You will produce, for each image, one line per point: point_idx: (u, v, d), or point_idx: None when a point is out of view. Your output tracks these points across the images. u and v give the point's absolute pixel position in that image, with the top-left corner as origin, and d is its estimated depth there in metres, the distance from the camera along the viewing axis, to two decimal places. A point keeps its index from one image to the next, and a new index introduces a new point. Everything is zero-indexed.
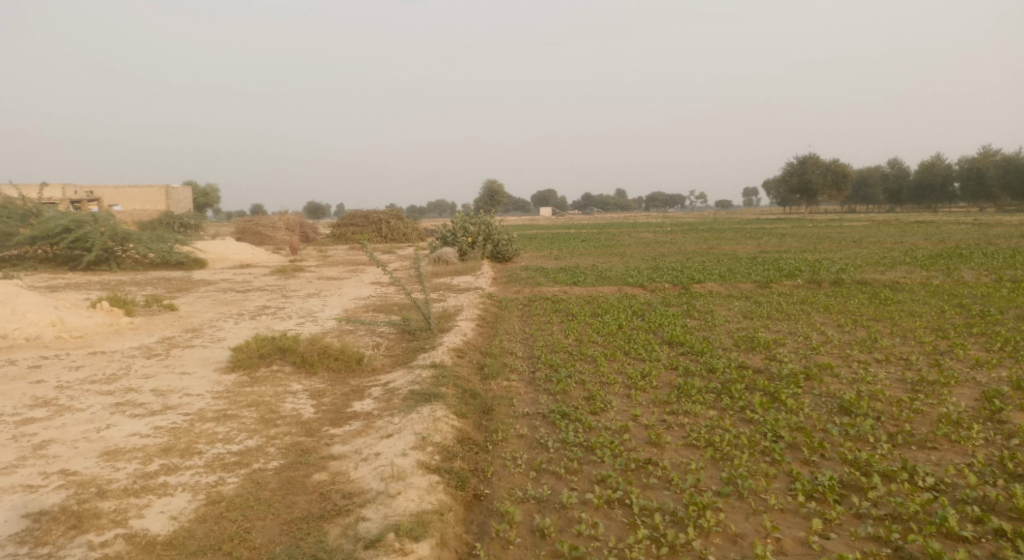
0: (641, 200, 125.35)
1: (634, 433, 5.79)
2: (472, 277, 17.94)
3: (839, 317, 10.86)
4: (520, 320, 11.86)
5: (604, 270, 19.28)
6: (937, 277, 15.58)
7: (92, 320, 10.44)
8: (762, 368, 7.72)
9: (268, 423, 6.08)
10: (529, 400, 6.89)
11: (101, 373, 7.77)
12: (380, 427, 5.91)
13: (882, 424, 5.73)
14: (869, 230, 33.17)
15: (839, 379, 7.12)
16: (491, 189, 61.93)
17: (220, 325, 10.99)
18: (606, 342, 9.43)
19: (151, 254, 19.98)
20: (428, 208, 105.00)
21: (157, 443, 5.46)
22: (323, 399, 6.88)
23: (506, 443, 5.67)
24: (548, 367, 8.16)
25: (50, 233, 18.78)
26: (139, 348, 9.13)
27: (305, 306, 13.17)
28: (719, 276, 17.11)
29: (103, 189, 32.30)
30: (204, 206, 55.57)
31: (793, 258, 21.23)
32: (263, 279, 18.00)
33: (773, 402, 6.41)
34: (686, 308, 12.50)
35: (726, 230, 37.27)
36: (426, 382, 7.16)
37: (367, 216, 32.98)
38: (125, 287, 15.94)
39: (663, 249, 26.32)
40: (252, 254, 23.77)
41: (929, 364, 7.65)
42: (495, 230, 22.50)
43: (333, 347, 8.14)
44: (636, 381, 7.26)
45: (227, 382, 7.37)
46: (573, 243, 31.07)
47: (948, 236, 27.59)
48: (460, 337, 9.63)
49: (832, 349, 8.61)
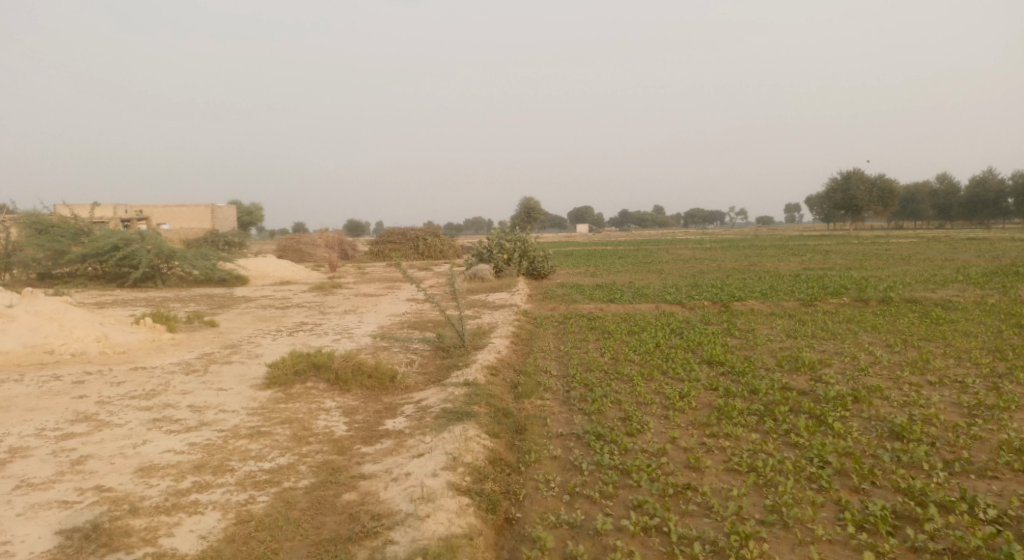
0: (679, 217, 124.04)
1: (672, 456, 5.58)
2: (508, 293, 17.88)
3: (888, 337, 10.42)
4: (555, 338, 11.73)
5: (642, 287, 19.01)
6: (993, 296, 14.89)
7: (135, 336, 10.69)
8: (807, 389, 7.41)
9: (301, 440, 6.07)
10: (563, 420, 6.73)
11: (141, 388, 7.92)
12: (412, 446, 5.83)
13: (937, 450, 5.39)
14: (918, 247, 32.11)
15: (889, 402, 6.77)
16: (527, 207, 62.00)
17: (258, 341, 11.13)
18: (642, 361, 9.21)
19: (196, 270, 20.47)
20: (465, 226, 105.93)
21: (190, 460, 5.49)
22: (355, 417, 6.85)
23: (539, 465, 5.52)
24: (583, 387, 7.99)
25: (100, 251, 19.45)
26: (179, 364, 9.29)
27: (341, 323, 13.27)
28: (760, 294, 16.69)
29: (153, 209, 33.46)
30: (248, 224, 57.09)
31: (838, 275, 20.61)
32: (302, 296, 18.27)
33: (818, 425, 6.11)
34: (726, 326, 12.18)
35: (767, 247, 36.49)
36: (459, 400, 7.06)
37: (405, 233, 33.32)
38: (169, 304, 16.36)
39: (702, 266, 25.88)
40: (292, 271, 24.21)
41: (987, 388, 7.22)
42: (531, 247, 22.44)
43: (366, 364, 8.13)
44: (674, 402, 7.03)
45: (262, 398, 7.41)
46: (610, 260, 30.81)
47: (1004, 254, 26.48)
48: (493, 354, 9.54)
49: (882, 370, 8.23)
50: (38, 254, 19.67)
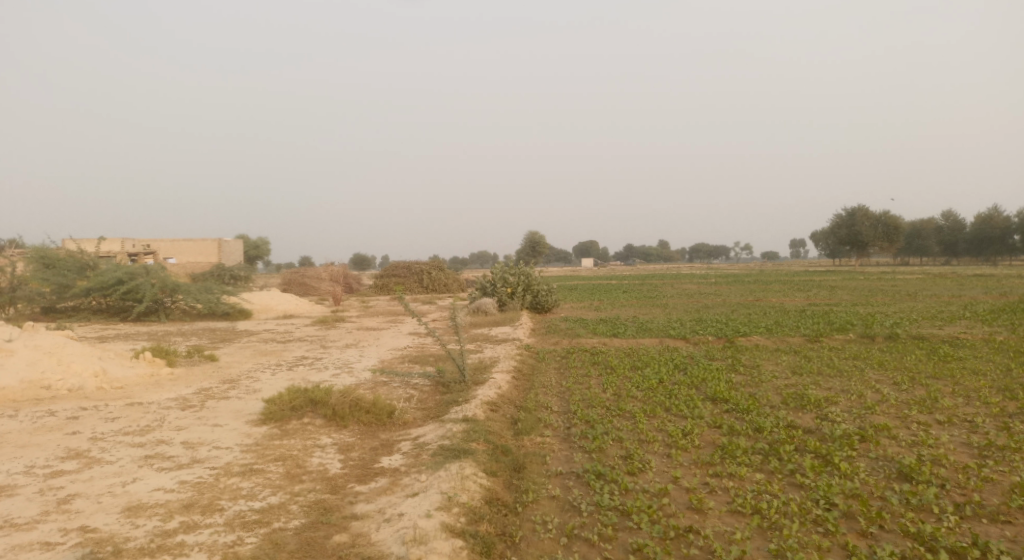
0: (684, 251, 124.22)
1: (674, 496, 5.42)
2: (511, 327, 17.76)
3: (896, 374, 10.24)
4: (558, 373, 11.59)
5: (646, 322, 18.87)
6: (1002, 333, 14.70)
7: (134, 371, 10.64)
8: (813, 428, 7.25)
9: (294, 478, 5.95)
10: (563, 458, 6.58)
11: (135, 424, 7.83)
12: (406, 485, 5.69)
13: (948, 492, 5.22)
14: (925, 283, 31.93)
15: (897, 442, 6.61)
16: (532, 241, 62.20)
17: (257, 375, 11.05)
18: (645, 397, 9.05)
19: (200, 304, 20.51)
20: (471, 260, 106.28)
21: (179, 499, 5.40)
22: (351, 454, 6.72)
23: (536, 505, 5.36)
24: (584, 424, 7.84)
25: (104, 285, 19.52)
26: (175, 399, 9.20)
27: (342, 357, 13.18)
28: (765, 329, 16.53)
29: (160, 243, 33.72)
30: (255, 258, 57.40)
31: (844, 311, 20.44)
32: (304, 330, 18.22)
33: (825, 465, 5.95)
34: (731, 362, 12.03)
35: (772, 282, 36.35)
36: (457, 437, 6.93)
37: (409, 267, 33.38)
38: (170, 338, 16.33)
39: (707, 301, 25.74)
40: (296, 304, 24.22)
41: (998, 428, 7.04)
42: (535, 281, 22.39)
43: (364, 400, 8.02)
44: (677, 440, 6.88)
45: (257, 435, 7.30)
46: (615, 294, 30.72)
47: (1012, 291, 26.28)
48: (494, 390, 9.41)
49: (889, 408, 8.05)
50: (42, 288, 19.75)
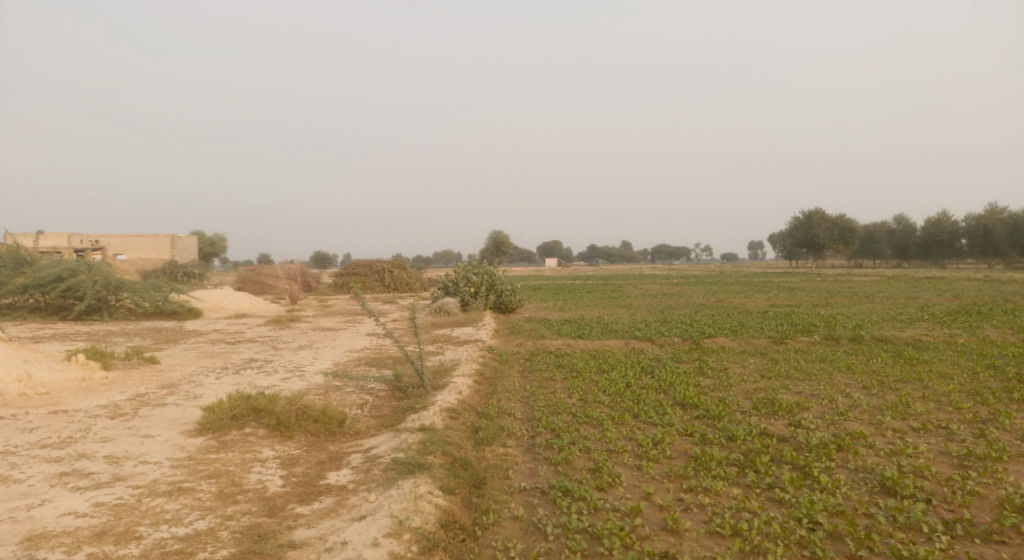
0: (646, 253, 125.70)
1: (647, 515, 5.00)
2: (473, 328, 17.18)
3: (864, 377, 10.06)
4: (522, 377, 11.12)
5: (611, 323, 18.55)
6: (961, 335, 14.77)
7: (63, 375, 9.77)
8: (788, 436, 6.92)
9: (227, 499, 5.33)
10: (527, 472, 6.10)
11: (56, 436, 7.06)
12: (354, 506, 5.13)
13: (935, 509, 4.93)
14: (880, 284, 32.73)
15: (875, 451, 6.33)
16: (497, 240, 61.80)
17: (200, 380, 10.26)
18: (613, 403, 8.62)
19: (145, 303, 19.37)
20: (434, 258, 105.38)
21: (91, 526, 4.73)
22: (295, 469, 6.12)
23: (498, 528, 4.88)
24: (550, 433, 7.37)
25: (42, 282, 18.32)
26: (106, 406, 8.42)
27: (294, 360, 12.42)
28: (730, 330, 16.36)
29: (108, 238, 32.26)
30: (211, 256, 55.70)
31: (807, 312, 20.50)
32: (256, 330, 17.32)
33: (804, 478, 5.61)
34: (699, 365, 11.71)
35: (732, 283, 36.64)
36: (412, 449, 6.38)
37: (370, 265, 32.54)
38: (111, 339, 15.31)
39: (671, 302, 25.64)
40: (249, 302, 23.21)
41: (973, 435, 6.83)
42: (498, 280, 21.87)
43: (313, 408, 7.41)
44: (647, 450, 6.47)
45: (191, 447, 6.63)
46: (579, 294, 30.44)
47: (963, 292, 26.93)
48: (454, 396, 8.87)
49: (862, 415, 7.80)
50: None
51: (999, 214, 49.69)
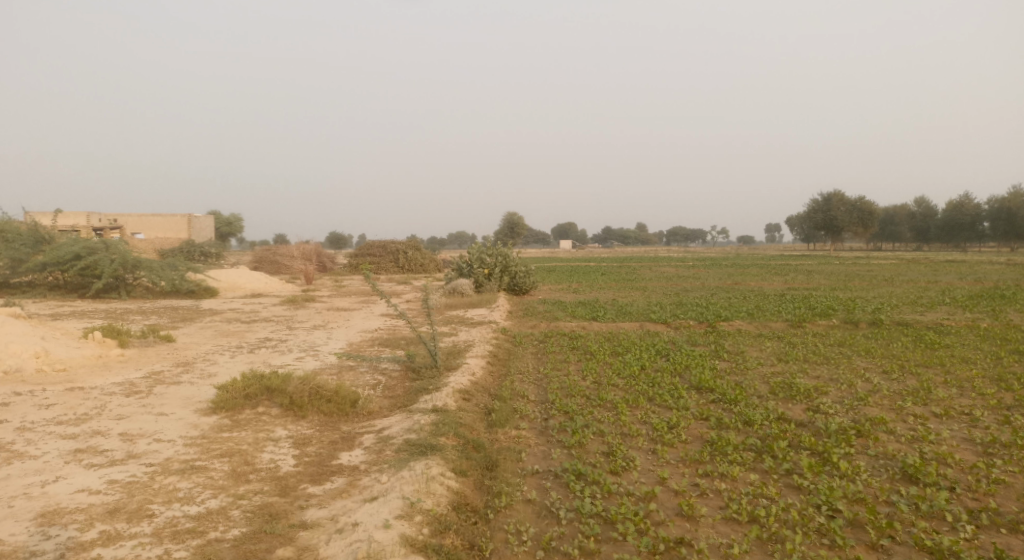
0: (661, 235, 124.74)
1: (662, 500, 4.92)
2: (487, 310, 17.12)
3: (884, 362, 9.88)
4: (535, 358, 11.05)
5: (626, 305, 18.40)
6: (984, 320, 14.47)
7: (80, 353, 9.84)
8: (806, 421, 6.79)
9: (240, 478, 5.32)
10: (540, 454, 6.04)
11: (72, 412, 7.10)
12: (365, 487, 5.09)
13: (959, 497, 4.80)
14: (900, 268, 32.20)
15: (896, 437, 6.18)
16: (511, 221, 61.62)
17: (214, 359, 10.28)
18: (627, 386, 8.53)
19: (162, 282, 19.50)
20: (449, 239, 105.50)
21: (103, 503, 4.74)
22: (307, 449, 6.10)
23: (510, 511, 4.83)
24: (563, 415, 7.29)
25: (61, 260, 18.48)
26: (122, 384, 8.46)
27: (308, 340, 12.44)
28: (747, 313, 16.16)
29: (127, 218, 32.52)
30: (227, 236, 56.07)
31: (825, 296, 20.21)
32: (271, 310, 17.39)
33: (823, 464, 5.49)
34: (715, 348, 11.58)
35: (748, 266, 36.20)
36: (424, 430, 6.33)
37: (385, 246, 32.55)
38: (128, 317, 15.43)
39: (686, 284, 25.40)
40: (265, 282, 23.30)
41: (998, 422, 6.66)
42: (512, 262, 21.77)
43: (326, 388, 7.40)
44: (662, 434, 6.38)
45: (205, 425, 6.65)
46: (593, 276, 30.28)
47: (985, 276, 26.38)
48: (467, 377, 8.83)
49: (882, 400, 7.64)
50: None
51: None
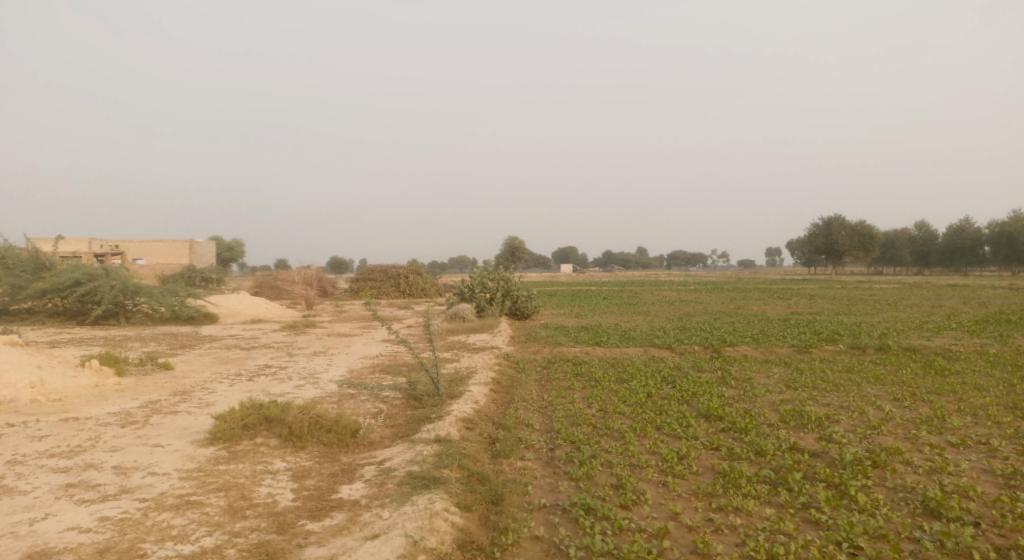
0: (662, 259, 124.87)
1: (675, 537, 4.73)
2: (489, 335, 16.94)
3: (895, 389, 9.70)
4: (539, 385, 10.86)
5: (629, 330, 18.22)
6: (992, 345, 14.28)
7: (76, 382, 9.67)
8: (819, 451, 6.60)
9: (236, 513, 5.14)
10: (547, 487, 5.85)
11: (65, 445, 6.91)
12: (366, 523, 4.90)
13: (985, 533, 4.62)
14: (902, 292, 32.05)
15: (914, 468, 5.98)
16: (512, 246, 61.65)
17: (212, 387, 10.11)
18: (634, 414, 8.34)
19: (162, 308, 19.36)
20: (450, 264, 105.58)
21: (94, 543, 4.57)
22: (306, 482, 5.91)
23: (518, 549, 4.65)
24: (569, 445, 7.10)
25: (60, 286, 18.37)
26: (117, 414, 8.28)
27: (308, 367, 12.25)
28: (752, 339, 15.98)
29: (129, 244, 32.51)
30: (229, 261, 56.11)
31: (829, 321, 20.03)
32: (271, 336, 17.22)
33: (840, 496, 5.30)
34: (721, 374, 11.39)
35: (751, 290, 36.08)
36: (427, 462, 6.15)
37: (385, 271, 32.44)
38: (126, 344, 15.26)
39: (689, 308, 25.25)
40: (265, 307, 23.15)
41: (1017, 452, 6.47)
42: (514, 286, 21.63)
43: (326, 417, 7.22)
44: (673, 465, 6.19)
45: (201, 458, 6.46)
46: (595, 300, 30.10)
47: (989, 301, 26.25)
48: (470, 405, 8.63)
49: (896, 428, 7.45)
50: None
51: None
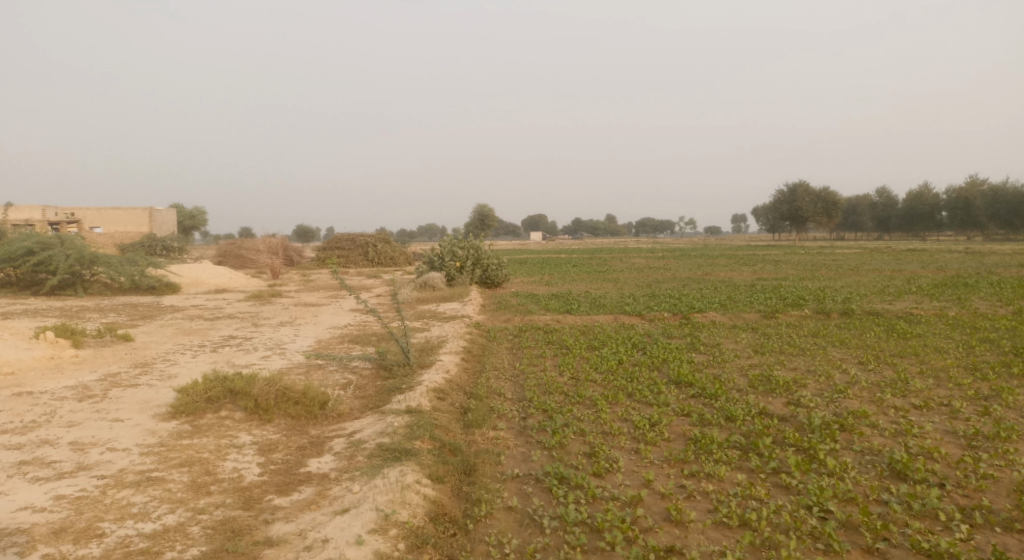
0: (630, 227, 125.74)
1: (648, 504, 4.74)
2: (459, 304, 16.80)
3: (859, 353, 9.87)
4: (510, 354, 10.81)
5: (599, 297, 18.26)
6: (950, 309, 14.66)
7: (30, 355, 9.28)
8: (788, 415, 6.67)
9: (201, 489, 4.98)
10: (520, 457, 5.80)
11: (18, 420, 6.63)
12: (336, 497, 4.79)
13: (950, 494, 4.72)
14: (864, 257, 32.75)
15: (880, 431, 6.09)
16: (481, 213, 61.20)
17: (175, 359, 9.81)
18: (605, 382, 8.33)
19: (121, 277, 18.74)
20: (419, 231, 104.69)
21: (49, 523, 4.38)
22: (273, 456, 5.76)
23: (491, 520, 4.60)
24: (542, 414, 7.06)
25: (12, 255, 17.63)
26: (74, 387, 7.97)
27: (275, 337, 11.99)
28: (720, 304, 16.16)
29: (86, 211, 31.40)
30: (191, 229, 54.65)
31: (794, 286, 20.37)
32: (236, 306, 16.82)
33: (809, 461, 5.36)
34: (690, 340, 11.48)
35: (718, 256, 36.50)
36: (398, 433, 6.04)
37: (353, 239, 31.90)
38: (84, 315, 14.75)
39: (658, 275, 25.45)
40: (229, 277, 22.60)
41: (977, 413, 6.63)
42: (484, 254, 21.47)
43: (294, 389, 7.05)
44: (645, 432, 6.18)
45: (163, 432, 6.25)
46: (565, 268, 30.15)
47: (945, 265, 27.00)
48: (441, 375, 8.53)
49: (861, 392, 7.57)
50: None
51: (980, 186, 50.12)
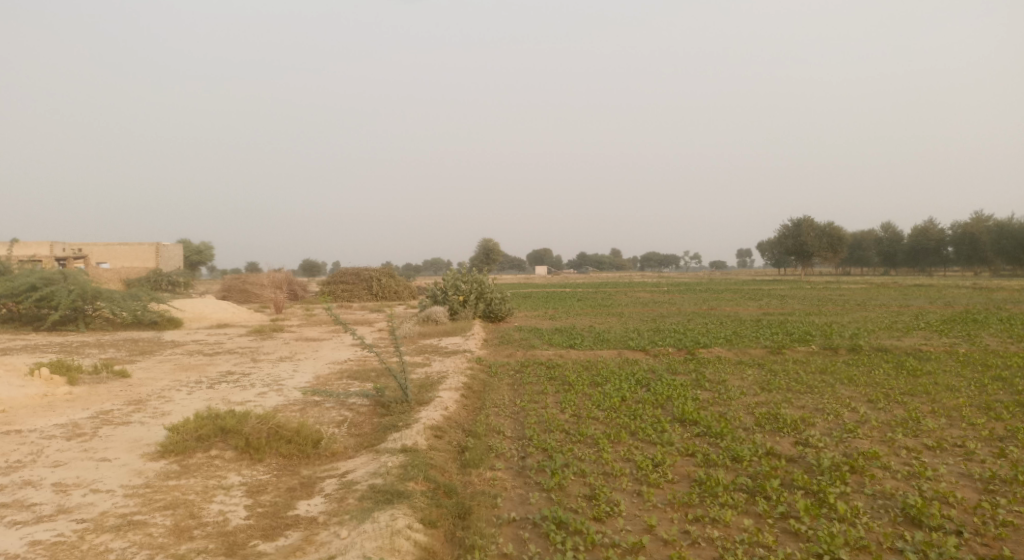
0: (635, 261, 125.90)
1: (651, 551, 4.53)
2: (461, 339, 16.60)
3: (869, 391, 9.59)
4: (511, 390, 10.59)
5: (603, 332, 18.04)
6: (961, 345, 14.38)
7: (23, 392, 9.13)
8: (796, 456, 6.44)
9: (183, 533, 4.78)
10: (517, 499, 5.59)
11: (3, 460, 6.46)
12: (323, 543, 4.59)
13: (967, 542, 4.50)
14: (870, 292, 32.46)
15: (892, 474, 5.85)
16: (486, 248, 61.44)
17: (170, 396, 9.64)
18: (607, 420, 8.11)
19: (123, 312, 18.67)
20: (425, 266, 105.03)
21: None
22: (261, 498, 5.56)
23: None
24: (542, 454, 6.84)
25: (15, 290, 17.61)
26: (64, 425, 7.80)
27: (273, 373, 11.81)
28: (725, 340, 15.92)
29: (92, 247, 31.58)
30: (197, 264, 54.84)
31: (801, 321, 20.09)
32: (237, 341, 16.68)
33: (820, 504, 5.14)
34: (696, 376, 11.24)
35: (723, 291, 36.29)
36: (392, 474, 5.84)
37: (357, 273, 31.83)
38: (83, 350, 14.63)
39: (664, 310, 25.23)
40: (232, 311, 22.52)
41: (994, 455, 6.38)
42: (487, 289, 21.33)
43: (286, 427, 6.87)
44: (647, 474, 5.97)
45: (150, 473, 6.07)
46: (569, 302, 29.99)
47: (954, 300, 26.73)
48: (439, 412, 8.31)
49: (872, 431, 7.33)
50: None
51: (985, 222, 50.01)
